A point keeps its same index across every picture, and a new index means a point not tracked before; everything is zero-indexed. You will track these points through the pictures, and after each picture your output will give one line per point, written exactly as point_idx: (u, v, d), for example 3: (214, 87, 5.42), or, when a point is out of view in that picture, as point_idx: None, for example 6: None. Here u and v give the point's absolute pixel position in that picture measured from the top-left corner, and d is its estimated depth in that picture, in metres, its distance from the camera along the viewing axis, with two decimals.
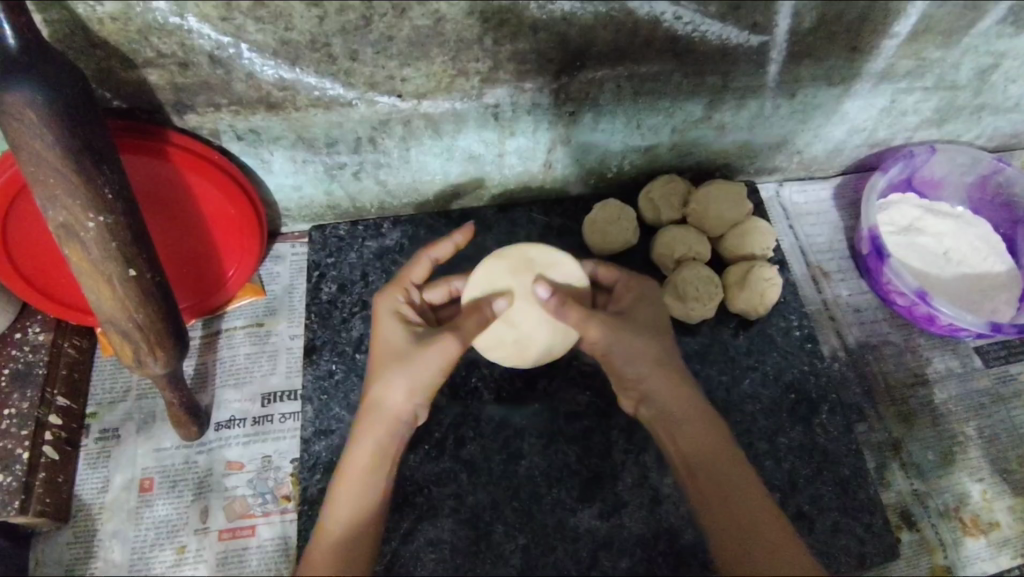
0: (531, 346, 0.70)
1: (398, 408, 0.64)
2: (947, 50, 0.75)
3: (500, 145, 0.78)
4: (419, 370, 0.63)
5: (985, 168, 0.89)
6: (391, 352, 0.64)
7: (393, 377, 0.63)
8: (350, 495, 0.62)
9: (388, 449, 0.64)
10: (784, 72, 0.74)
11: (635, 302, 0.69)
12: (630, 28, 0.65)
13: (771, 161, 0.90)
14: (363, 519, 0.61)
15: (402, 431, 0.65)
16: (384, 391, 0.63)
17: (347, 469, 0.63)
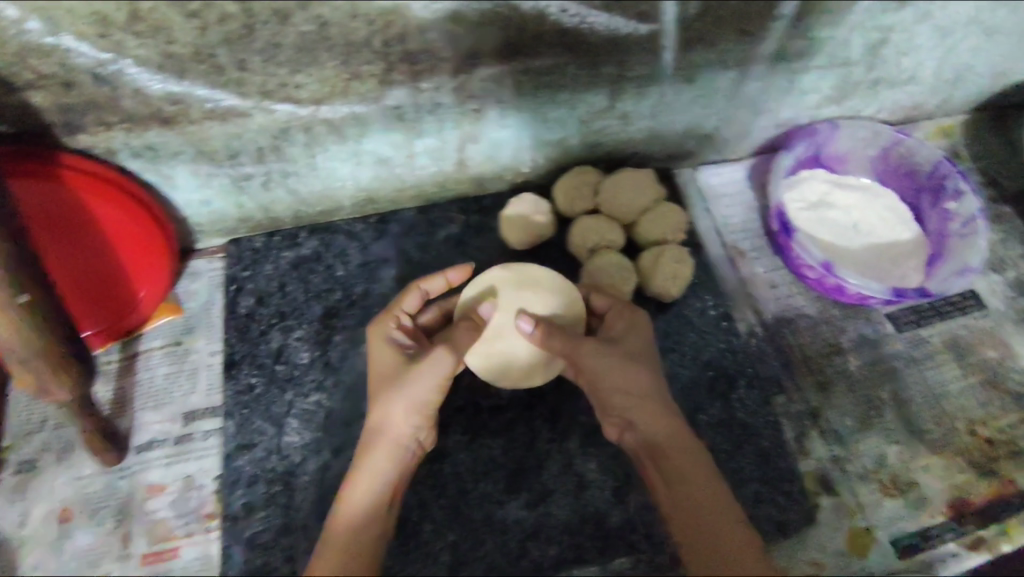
0: (511, 365, 0.74)
1: (398, 430, 0.65)
2: (833, 29, 0.78)
3: (408, 147, 0.78)
4: (415, 389, 0.65)
5: (886, 140, 0.93)
6: (388, 376, 0.66)
7: (392, 398, 0.65)
8: (351, 516, 0.63)
9: (393, 477, 0.65)
10: (678, 58, 0.76)
11: (625, 327, 0.70)
12: (517, 24, 0.66)
13: (682, 147, 0.92)
14: (366, 540, 0.62)
15: (406, 455, 0.66)
16: (384, 415, 0.65)
17: (349, 492, 0.64)
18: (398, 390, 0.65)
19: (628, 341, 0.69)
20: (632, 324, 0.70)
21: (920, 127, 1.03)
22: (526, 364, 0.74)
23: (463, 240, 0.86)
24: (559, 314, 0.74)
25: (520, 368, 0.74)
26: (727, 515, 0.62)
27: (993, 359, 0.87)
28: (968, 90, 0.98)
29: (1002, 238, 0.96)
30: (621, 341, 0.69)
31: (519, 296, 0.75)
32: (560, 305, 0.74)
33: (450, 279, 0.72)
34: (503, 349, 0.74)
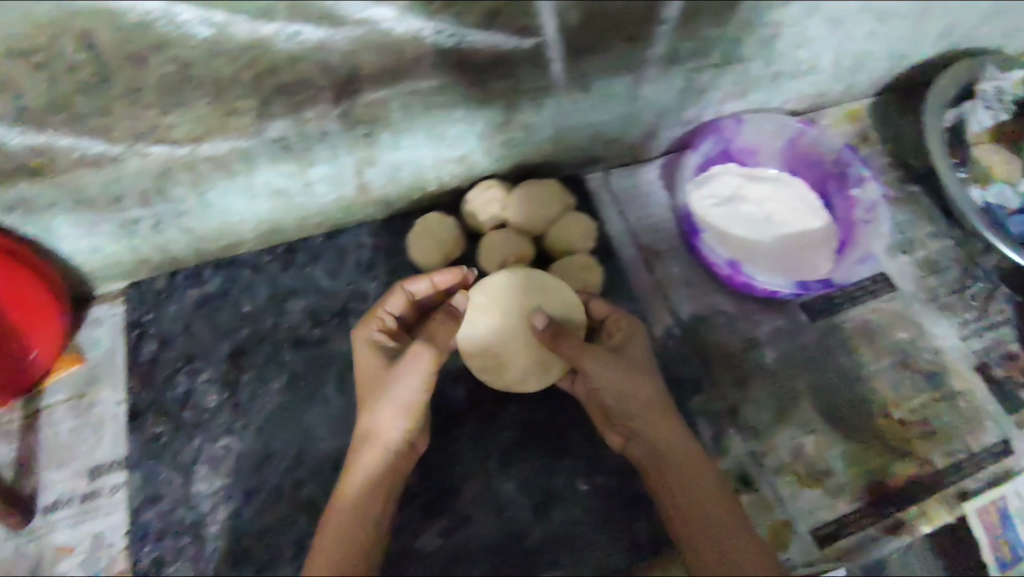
0: (507, 368, 0.73)
1: (385, 433, 0.67)
2: (723, 28, 0.78)
3: (303, 176, 0.76)
4: (397, 389, 0.66)
5: (793, 131, 0.94)
6: (377, 379, 0.69)
7: (378, 402, 0.67)
8: (341, 521, 0.63)
9: (384, 480, 0.66)
10: (569, 67, 0.75)
11: (630, 342, 0.72)
12: (392, 48, 0.64)
13: (591, 152, 0.92)
14: (357, 541, 0.62)
15: (396, 458, 0.67)
16: (372, 419, 0.67)
17: (340, 498, 0.65)
18: (385, 393, 0.67)
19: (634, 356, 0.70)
20: (633, 339, 0.72)
21: (828, 113, 1.04)
22: (524, 368, 0.74)
23: (374, 264, 0.85)
24: (569, 321, 0.73)
25: (518, 371, 0.73)
26: (739, 531, 0.63)
27: (904, 340, 0.89)
28: (870, 75, 0.99)
29: (911, 218, 0.98)
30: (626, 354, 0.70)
31: (521, 298, 0.73)
32: (569, 312, 0.73)
33: (434, 282, 0.73)
34: (500, 352, 0.73)
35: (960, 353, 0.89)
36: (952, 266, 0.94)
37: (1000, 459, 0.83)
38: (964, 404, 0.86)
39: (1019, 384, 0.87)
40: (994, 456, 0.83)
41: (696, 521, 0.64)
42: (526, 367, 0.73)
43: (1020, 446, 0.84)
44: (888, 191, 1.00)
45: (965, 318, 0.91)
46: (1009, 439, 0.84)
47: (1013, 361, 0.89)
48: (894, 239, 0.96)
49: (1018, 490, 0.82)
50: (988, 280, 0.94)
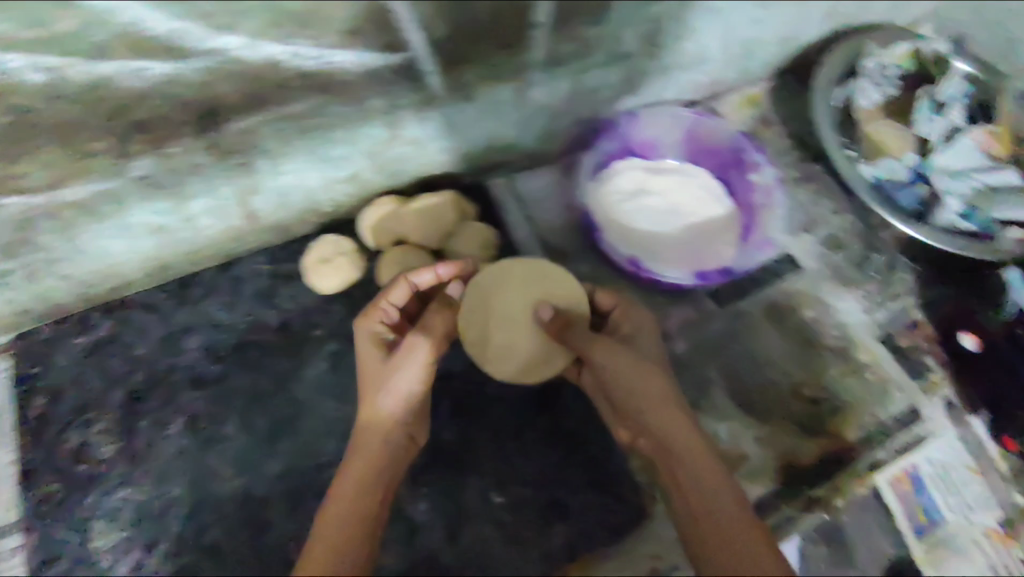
0: (508, 358, 0.76)
1: (387, 422, 0.67)
2: (601, 26, 0.78)
3: (182, 211, 0.74)
4: (398, 377, 0.68)
5: (689, 122, 0.95)
6: (378, 370, 0.69)
7: (379, 390, 0.68)
8: (341, 505, 0.62)
9: (381, 474, 0.65)
10: (447, 78, 0.73)
11: (639, 335, 0.72)
12: (250, 76, 0.64)
13: (489, 159, 0.91)
14: (357, 523, 0.61)
15: (396, 448, 0.67)
16: (373, 408, 0.67)
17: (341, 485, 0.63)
18: (388, 380, 0.68)
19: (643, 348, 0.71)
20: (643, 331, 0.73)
21: (728, 100, 1.05)
22: (527, 358, 0.75)
23: (273, 292, 0.84)
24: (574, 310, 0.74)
25: (521, 361, 0.75)
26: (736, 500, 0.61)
27: (810, 319, 0.91)
28: (763, 59, 1.00)
29: (815, 197, 1.00)
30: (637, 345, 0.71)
31: (521, 292, 0.76)
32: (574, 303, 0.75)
33: (439, 273, 0.74)
34: (503, 343, 0.75)
35: (865, 326, 0.90)
36: (855, 241, 0.96)
37: (910, 427, 0.85)
38: (872, 376, 0.87)
39: (924, 350, 0.89)
40: (904, 425, 0.85)
41: (695, 499, 0.61)
42: (528, 358, 0.75)
43: (929, 413, 0.85)
44: (791, 171, 1.01)
45: (870, 291, 0.93)
46: (918, 406, 0.86)
47: (917, 327, 0.90)
48: (798, 219, 0.98)
49: (929, 456, 0.84)
50: (891, 250, 0.95)
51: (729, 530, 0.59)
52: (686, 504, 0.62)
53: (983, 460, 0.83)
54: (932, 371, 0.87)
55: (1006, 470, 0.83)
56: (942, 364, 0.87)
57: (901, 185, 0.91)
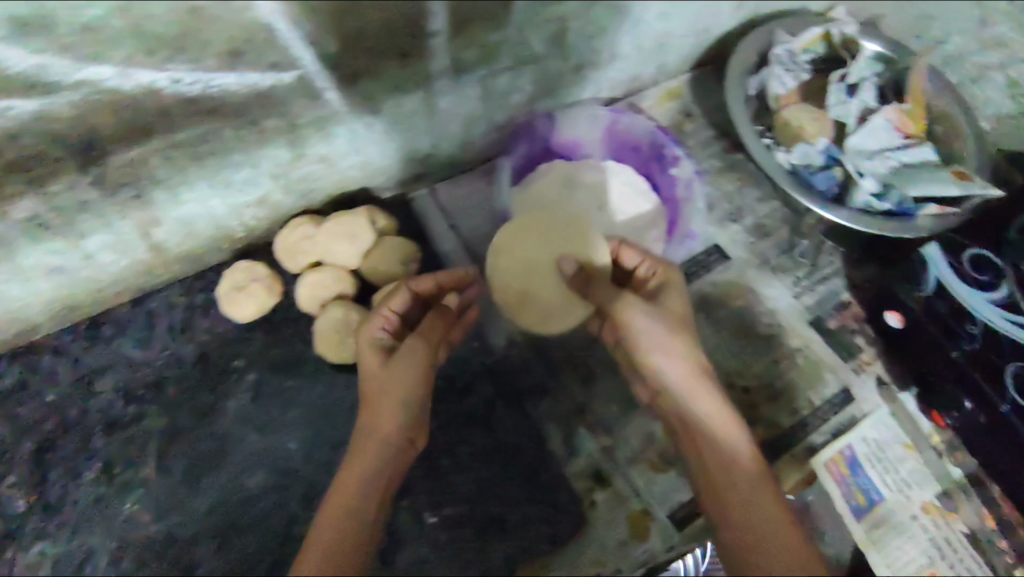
0: (528, 307, 0.79)
1: (387, 424, 0.64)
2: (502, 31, 0.77)
3: (78, 249, 0.71)
4: (395, 380, 0.65)
5: (607, 121, 0.94)
6: (378, 375, 0.66)
7: (378, 394, 0.65)
8: (342, 513, 0.58)
9: (386, 468, 0.63)
10: (345, 94, 0.72)
11: (663, 293, 0.70)
12: (129, 107, 0.61)
13: (407, 171, 0.90)
14: (354, 532, 0.57)
15: (397, 452, 0.64)
16: (373, 412, 0.64)
17: (338, 491, 0.60)
18: (387, 385, 0.65)
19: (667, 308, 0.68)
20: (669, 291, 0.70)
21: (649, 95, 1.05)
22: (545, 307, 0.78)
23: (189, 325, 0.81)
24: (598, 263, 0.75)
25: (539, 311, 0.79)
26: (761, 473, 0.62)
27: (741, 308, 0.91)
28: (679, 53, 1.01)
29: (740, 185, 1.00)
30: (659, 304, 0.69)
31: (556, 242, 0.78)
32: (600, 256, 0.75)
33: (439, 280, 0.72)
34: (521, 293, 0.79)
35: (795, 311, 0.91)
36: (780, 227, 0.97)
37: (843, 408, 0.85)
38: (803, 361, 0.88)
39: (853, 331, 0.90)
40: (837, 407, 0.85)
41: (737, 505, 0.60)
42: (556, 306, 0.78)
43: (862, 392, 0.86)
44: (715, 161, 1.02)
45: (798, 276, 0.93)
46: (849, 386, 0.87)
47: (846, 309, 0.92)
48: (724, 208, 0.98)
49: (865, 435, 0.84)
50: (817, 234, 0.96)
51: (754, 502, 0.60)
52: (722, 510, 0.61)
53: (916, 435, 0.85)
54: (862, 351, 0.89)
55: (941, 445, 0.84)
56: (872, 344, 0.89)
57: (817, 170, 0.90)
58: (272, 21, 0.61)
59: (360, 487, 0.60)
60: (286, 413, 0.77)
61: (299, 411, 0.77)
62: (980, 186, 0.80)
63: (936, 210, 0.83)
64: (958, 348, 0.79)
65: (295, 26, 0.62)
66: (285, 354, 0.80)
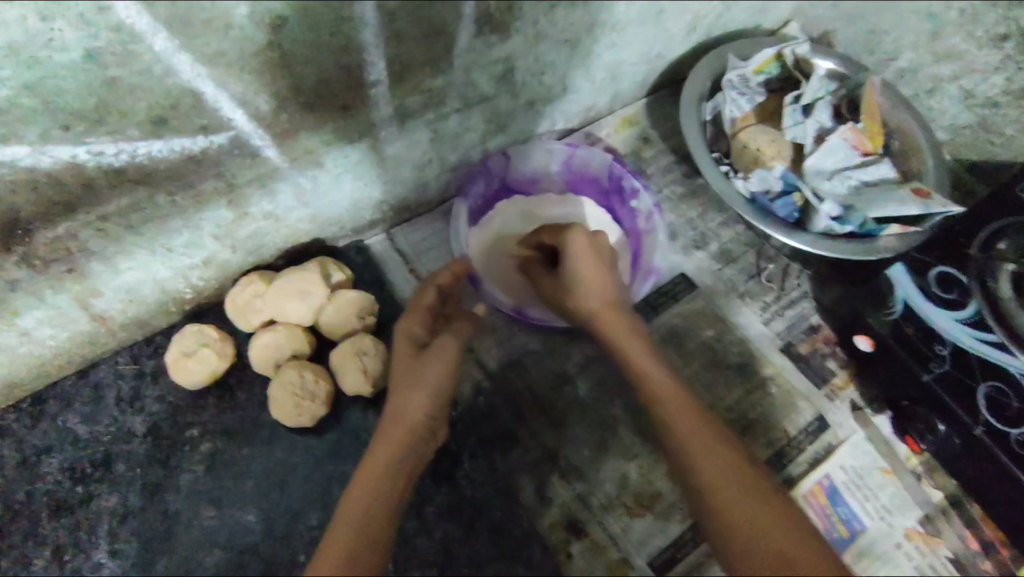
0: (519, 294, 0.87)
1: (416, 410, 0.68)
2: (446, 75, 0.75)
3: (12, 327, 0.68)
4: (429, 373, 0.70)
5: (562, 155, 0.93)
6: (409, 368, 0.70)
7: (411, 381, 0.69)
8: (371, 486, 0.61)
9: (408, 458, 0.65)
10: (284, 150, 0.70)
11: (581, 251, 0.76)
12: (47, 183, 0.58)
13: (362, 218, 0.88)
14: (384, 503, 0.60)
15: (421, 440, 0.67)
16: (405, 397, 0.68)
17: (368, 465, 0.63)
18: (420, 375, 0.69)
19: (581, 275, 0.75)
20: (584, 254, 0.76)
21: (606, 122, 1.04)
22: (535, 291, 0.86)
23: (138, 394, 0.78)
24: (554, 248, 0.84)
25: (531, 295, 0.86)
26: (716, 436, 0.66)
27: (712, 337, 0.89)
28: (634, 79, 0.99)
29: (703, 210, 0.98)
30: (570, 271, 0.76)
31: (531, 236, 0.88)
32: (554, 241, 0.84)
33: (455, 270, 0.77)
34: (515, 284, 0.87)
35: (766, 337, 0.89)
36: (746, 251, 0.95)
37: (818, 436, 0.84)
38: (777, 389, 0.86)
39: (825, 354, 0.89)
40: (813, 435, 0.84)
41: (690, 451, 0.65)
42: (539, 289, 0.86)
43: (837, 418, 0.85)
44: (677, 187, 1.00)
45: (766, 301, 0.92)
46: (824, 413, 0.85)
47: (816, 332, 0.90)
48: (687, 236, 0.96)
49: (842, 462, 0.83)
50: (782, 258, 0.95)
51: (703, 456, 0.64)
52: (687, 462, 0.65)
53: (894, 460, 0.83)
54: (835, 375, 0.87)
55: (918, 467, 0.83)
56: (844, 367, 0.88)
57: (777, 197, 0.88)
58: (197, 86, 0.58)
59: (386, 472, 0.63)
60: (243, 483, 0.74)
61: (257, 480, 0.74)
62: (939, 204, 0.80)
63: (899, 230, 0.82)
64: (929, 371, 0.77)
65: (222, 87, 0.60)
66: (240, 420, 0.77)
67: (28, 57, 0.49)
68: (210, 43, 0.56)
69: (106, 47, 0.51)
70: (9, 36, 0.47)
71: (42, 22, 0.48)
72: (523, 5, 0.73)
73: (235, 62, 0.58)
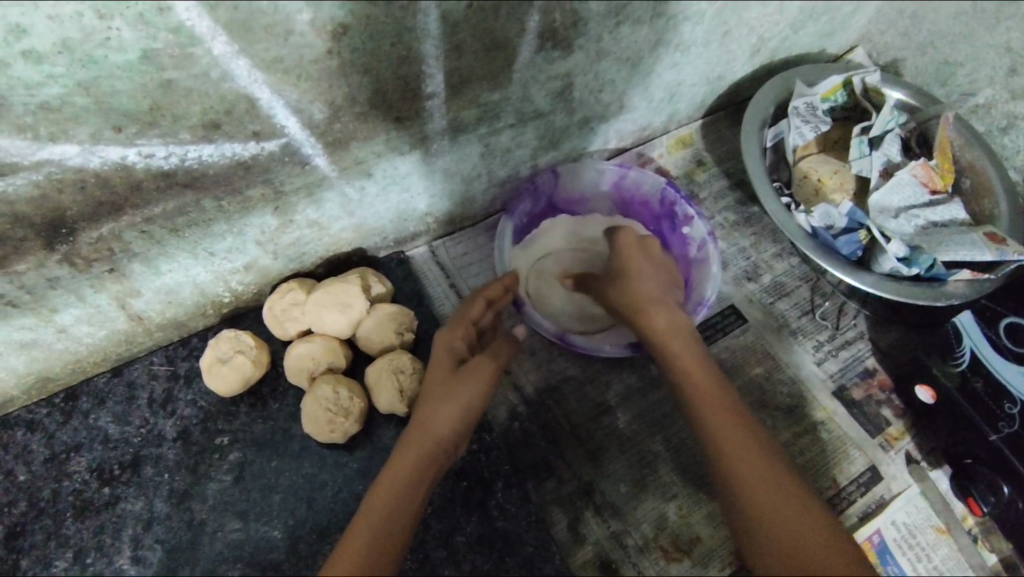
0: (543, 298, 0.84)
1: (442, 428, 0.65)
2: (503, 90, 0.73)
3: (49, 323, 0.67)
4: (461, 390, 0.66)
5: (614, 176, 0.89)
6: (444, 381, 0.67)
7: (439, 398, 0.66)
8: (388, 508, 0.60)
9: (427, 473, 0.63)
10: (334, 159, 0.68)
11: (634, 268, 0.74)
12: (95, 183, 0.57)
13: (406, 230, 0.86)
14: (400, 517, 0.60)
15: (443, 457, 0.65)
16: (431, 413, 0.65)
17: (387, 477, 0.62)
18: (453, 391, 0.66)
19: (641, 289, 0.73)
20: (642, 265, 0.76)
21: (659, 143, 1.00)
22: (558, 304, 0.84)
23: (171, 397, 0.76)
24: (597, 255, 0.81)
25: (553, 304, 0.84)
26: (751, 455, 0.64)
27: (760, 375, 0.85)
28: (692, 100, 0.96)
29: (756, 240, 0.94)
30: (627, 267, 0.75)
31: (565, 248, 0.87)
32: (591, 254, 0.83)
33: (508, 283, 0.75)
34: (536, 287, 0.84)
35: (818, 378, 0.85)
36: (800, 285, 0.91)
37: (870, 488, 0.79)
38: (827, 435, 0.82)
39: (880, 401, 0.84)
40: (864, 487, 0.79)
41: (756, 497, 0.62)
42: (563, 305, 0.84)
43: (890, 470, 0.80)
44: (729, 214, 0.96)
45: (819, 340, 0.87)
46: (876, 464, 0.81)
47: (871, 376, 0.86)
48: (739, 266, 0.92)
49: (893, 518, 0.78)
50: (838, 295, 0.90)
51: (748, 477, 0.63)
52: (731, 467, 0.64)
53: (949, 518, 0.78)
54: (890, 424, 0.83)
55: (974, 528, 0.78)
56: (901, 416, 0.83)
57: (840, 233, 0.84)
58: (252, 91, 0.57)
59: (400, 486, 0.61)
60: (270, 497, 0.72)
61: (285, 495, 0.72)
62: (1015, 250, 0.76)
63: (970, 275, 0.79)
64: (998, 431, 0.72)
65: (278, 94, 0.58)
66: (272, 431, 0.75)
67: (82, 55, 0.48)
68: (270, 49, 0.54)
69: (164, 48, 0.50)
70: (64, 32, 0.46)
71: (99, 19, 0.46)
72: (589, 21, 0.70)
73: (293, 68, 0.56)
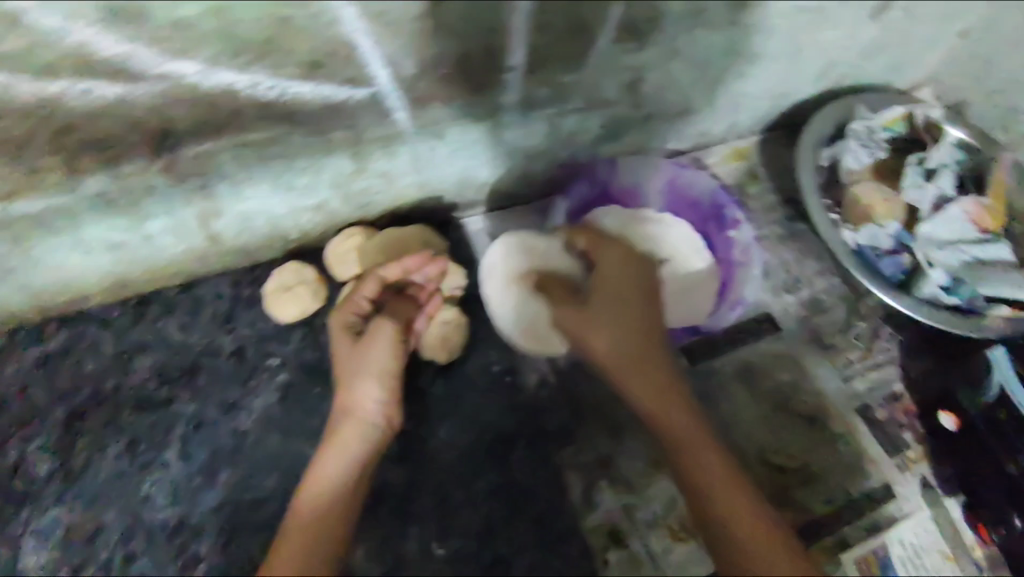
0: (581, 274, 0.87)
1: (361, 409, 0.70)
2: (578, 73, 0.77)
3: (139, 228, 0.73)
4: (364, 359, 0.70)
5: (668, 173, 0.93)
6: (350, 355, 0.72)
7: (348, 379, 0.71)
8: (324, 486, 0.67)
9: (358, 452, 0.69)
10: (414, 116, 0.74)
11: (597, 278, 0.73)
12: (206, 103, 0.63)
13: (465, 196, 0.91)
14: (331, 497, 0.67)
15: (373, 435, 0.70)
16: (348, 397, 0.70)
17: (318, 464, 0.68)
18: (357, 365, 0.71)
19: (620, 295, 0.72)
20: (605, 286, 0.72)
21: (716, 150, 1.04)
22: None
23: (232, 316, 0.82)
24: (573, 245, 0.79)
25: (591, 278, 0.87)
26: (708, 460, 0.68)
27: (786, 381, 0.87)
28: (754, 112, 0.99)
29: (800, 255, 0.97)
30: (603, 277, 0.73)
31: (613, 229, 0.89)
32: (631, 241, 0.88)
33: (407, 264, 0.77)
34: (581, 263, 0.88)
35: (844, 395, 0.87)
36: (838, 305, 0.93)
37: (882, 505, 0.81)
38: (845, 448, 0.84)
39: (902, 425, 0.85)
40: (875, 502, 0.81)
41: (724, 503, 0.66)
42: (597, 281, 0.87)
43: (904, 491, 0.82)
44: (777, 226, 0.99)
45: (850, 358, 0.89)
46: (891, 484, 0.82)
47: (897, 401, 0.87)
48: (779, 276, 0.95)
49: (900, 537, 0.80)
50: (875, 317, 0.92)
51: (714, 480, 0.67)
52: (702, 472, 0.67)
53: (956, 545, 0.79)
54: (909, 448, 0.84)
55: (981, 559, 0.79)
56: (922, 442, 0.84)
57: (883, 254, 0.88)
58: (354, 39, 0.62)
59: (332, 469, 0.68)
60: (310, 419, 0.78)
61: (323, 420, 0.77)
62: None
63: (1010, 311, 0.81)
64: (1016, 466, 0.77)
65: (376, 45, 0.64)
66: (320, 359, 0.81)
67: None
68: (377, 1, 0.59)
69: None
70: None
71: None
72: (667, 19, 0.74)
73: (393, 22, 0.62)
